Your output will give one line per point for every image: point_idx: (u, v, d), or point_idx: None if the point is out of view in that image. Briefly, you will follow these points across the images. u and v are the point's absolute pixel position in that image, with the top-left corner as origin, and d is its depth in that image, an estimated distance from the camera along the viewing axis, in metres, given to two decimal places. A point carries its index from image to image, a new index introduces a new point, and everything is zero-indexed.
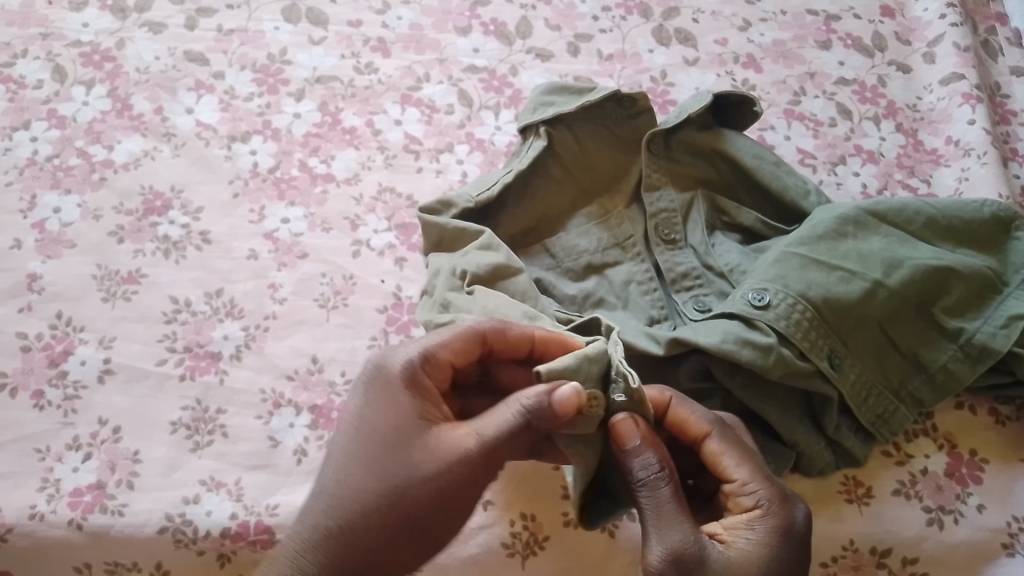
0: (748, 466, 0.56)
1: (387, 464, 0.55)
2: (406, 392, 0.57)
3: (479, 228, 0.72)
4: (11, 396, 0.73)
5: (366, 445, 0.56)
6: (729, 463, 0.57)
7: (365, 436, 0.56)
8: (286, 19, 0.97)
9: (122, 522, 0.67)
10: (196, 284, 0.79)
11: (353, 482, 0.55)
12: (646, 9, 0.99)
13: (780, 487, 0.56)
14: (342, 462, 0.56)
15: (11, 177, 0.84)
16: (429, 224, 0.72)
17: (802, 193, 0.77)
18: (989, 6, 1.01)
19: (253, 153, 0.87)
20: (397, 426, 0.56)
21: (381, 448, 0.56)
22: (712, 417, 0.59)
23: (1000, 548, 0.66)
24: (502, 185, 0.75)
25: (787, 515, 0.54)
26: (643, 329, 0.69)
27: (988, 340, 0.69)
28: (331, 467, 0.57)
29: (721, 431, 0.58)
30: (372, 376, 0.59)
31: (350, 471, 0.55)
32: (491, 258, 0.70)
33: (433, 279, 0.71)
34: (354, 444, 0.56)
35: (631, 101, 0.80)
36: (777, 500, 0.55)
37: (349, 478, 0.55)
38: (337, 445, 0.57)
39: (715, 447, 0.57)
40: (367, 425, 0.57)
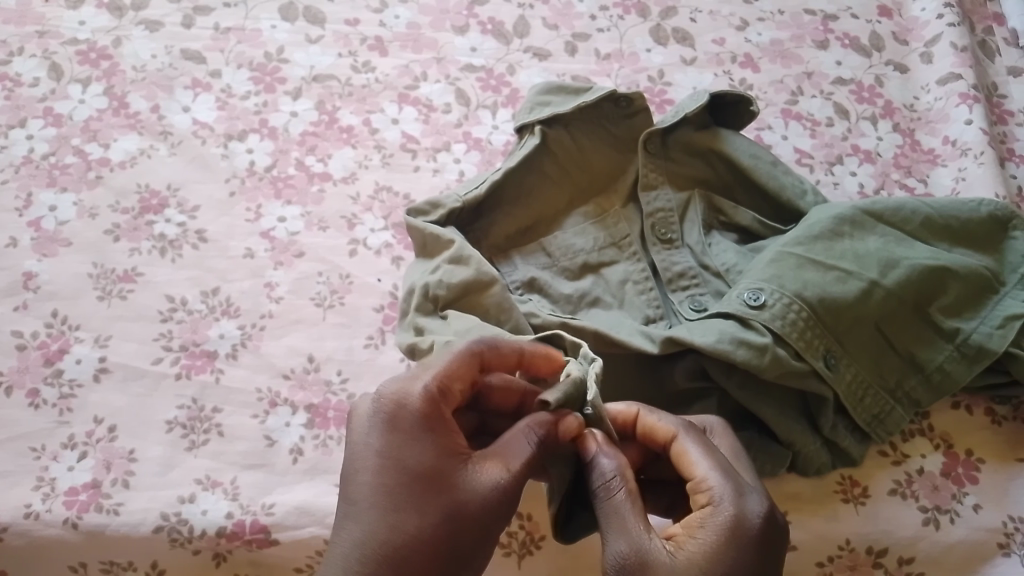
0: (708, 462, 0.54)
1: (427, 507, 0.51)
2: (432, 427, 0.53)
3: (453, 236, 0.71)
4: (6, 395, 0.72)
5: (397, 483, 0.51)
6: (692, 460, 0.55)
7: (396, 477, 0.52)
8: (283, 17, 0.96)
9: (118, 521, 0.66)
10: (192, 283, 0.79)
11: (392, 532, 0.50)
12: (644, 8, 0.99)
13: (738, 483, 0.52)
14: (376, 508, 0.51)
15: (7, 175, 0.84)
16: (412, 228, 0.73)
17: (799, 193, 0.77)
18: (987, 7, 1.01)
19: (249, 152, 0.87)
20: (430, 464, 0.52)
21: (417, 492, 0.51)
22: (678, 420, 0.57)
23: (996, 548, 0.66)
24: (491, 184, 0.75)
25: (738, 511, 0.51)
26: (639, 327, 0.69)
27: (985, 340, 0.69)
28: (363, 517, 0.51)
29: (688, 430, 0.57)
30: (385, 409, 0.53)
31: (386, 518, 0.51)
32: (462, 273, 0.69)
33: (407, 297, 0.71)
34: (388, 487, 0.51)
35: (628, 100, 0.80)
36: (732, 497, 0.52)
37: (390, 528, 0.50)
38: (361, 491, 0.52)
39: (682, 444, 0.56)
40: (396, 465, 0.52)
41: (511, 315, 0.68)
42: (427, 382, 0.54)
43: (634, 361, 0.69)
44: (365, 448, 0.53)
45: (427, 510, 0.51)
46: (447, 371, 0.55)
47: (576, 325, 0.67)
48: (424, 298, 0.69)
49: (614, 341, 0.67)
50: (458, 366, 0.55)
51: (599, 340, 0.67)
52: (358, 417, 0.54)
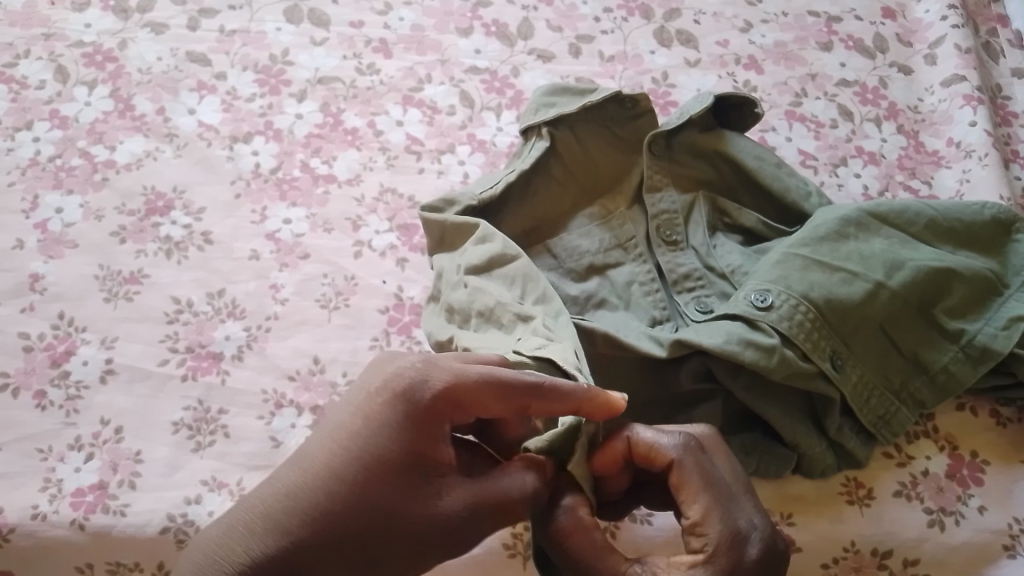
0: (707, 501, 0.51)
1: (349, 488, 0.49)
2: (420, 423, 0.50)
3: (476, 220, 0.72)
4: (13, 396, 0.73)
5: (357, 462, 0.50)
6: (687, 497, 0.51)
7: (346, 438, 0.50)
8: (288, 20, 0.97)
9: (124, 522, 0.67)
10: (198, 284, 0.79)
11: (307, 482, 0.50)
12: (648, 10, 1.00)
13: (735, 528, 0.50)
14: (317, 447, 0.51)
15: (14, 177, 0.84)
16: (430, 223, 0.73)
17: (803, 194, 0.78)
18: (990, 8, 1.01)
19: (254, 154, 0.87)
20: (398, 458, 0.50)
21: (352, 466, 0.49)
22: (676, 441, 0.53)
23: (1001, 549, 0.66)
24: (505, 184, 0.75)
25: (732, 562, 0.49)
26: (646, 330, 0.69)
27: (989, 341, 0.69)
28: (312, 478, 0.50)
29: (687, 460, 0.52)
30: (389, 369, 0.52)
31: (314, 467, 0.50)
32: (487, 249, 0.70)
33: (438, 282, 0.72)
34: (334, 441, 0.51)
35: (633, 101, 0.81)
36: (726, 545, 0.49)
37: (309, 478, 0.50)
38: (325, 451, 0.50)
39: (677, 478, 0.52)
40: (356, 420, 0.51)
41: (537, 284, 0.67)
42: (445, 382, 0.50)
43: (640, 364, 0.69)
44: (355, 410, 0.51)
45: (347, 486, 0.49)
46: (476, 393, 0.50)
47: (587, 326, 0.67)
48: (455, 282, 0.70)
49: (621, 344, 0.67)
50: (493, 395, 0.51)
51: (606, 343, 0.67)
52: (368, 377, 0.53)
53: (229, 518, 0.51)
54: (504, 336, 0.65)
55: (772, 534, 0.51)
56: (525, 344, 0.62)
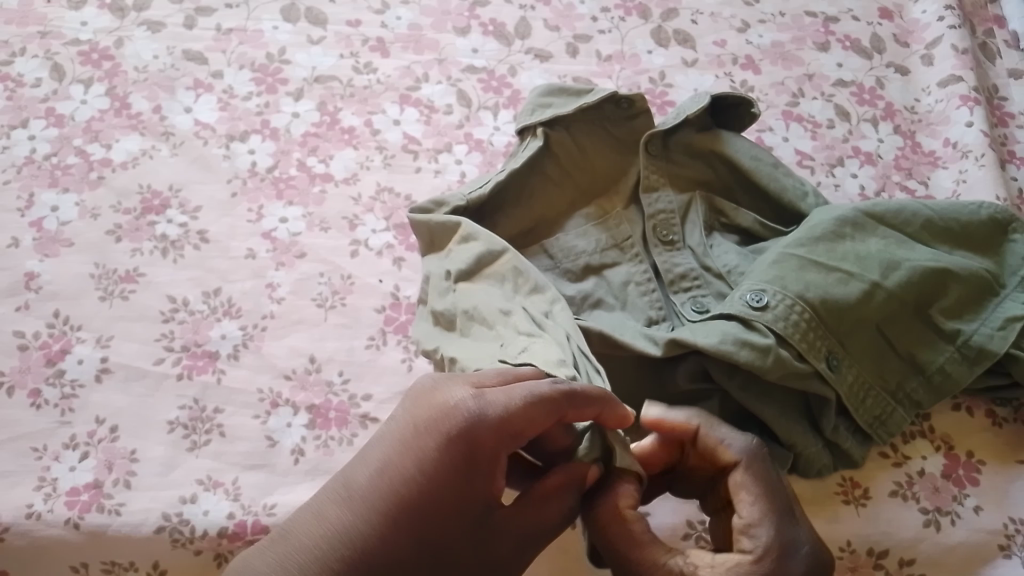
0: (762, 505, 0.54)
1: (406, 526, 0.48)
2: (476, 460, 0.50)
3: (459, 219, 0.71)
4: (8, 395, 0.72)
5: (413, 500, 0.49)
6: (745, 497, 0.55)
7: (399, 471, 0.50)
8: (285, 18, 0.97)
9: (120, 521, 0.67)
10: (194, 283, 0.79)
11: (356, 519, 0.48)
12: (645, 10, 1.00)
13: (788, 535, 0.53)
14: (363, 480, 0.50)
15: (9, 176, 0.84)
16: (419, 224, 0.72)
17: (800, 194, 0.77)
18: (987, 9, 1.01)
19: (251, 153, 0.87)
20: (453, 497, 0.50)
21: (407, 505, 0.49)
22: (745, 444, 0.56)
23: (997, 549, 0.66)
24: (496, 184, 0.75)
25: (782, 567, 0.51)
26: (641, 331, 0.69)
27: (985, 341, 0.69)
28: (365, 518, 0.48)
29: (753, 464, 0.56)
30: (440, 399, 0.52)
31: (365, 508, 0.49)
32: (473, 248, 0.69)
33: (427, 286, 0.71)
34: (383, 473, 0.50)
35: (629, 102, 0.80)
36: (774, 550, 0.52)
37: (358, 516, 0.48)
38: (377, 489, 0.49)
39: (739, 478, 0.56)
40: (407, 452, 0.50)
41: (528, 277, 0.67)
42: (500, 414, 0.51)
43: (636, 364, 0.69)
44: (406, 447, 0.50)
45: (402, 524, 0.48)
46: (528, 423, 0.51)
47: (584, 325, 0.67)
48: (445, 289, 0.69)
49: (618, 343, 0.67)
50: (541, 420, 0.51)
51: (603, 342, 0.67)
52: (414, 412, 0.52)
53: (260, 555, 0.48)
54: (489, 339, 0.64)
55: (819, 551, 0.53)
56: (510, 349, 0.62)
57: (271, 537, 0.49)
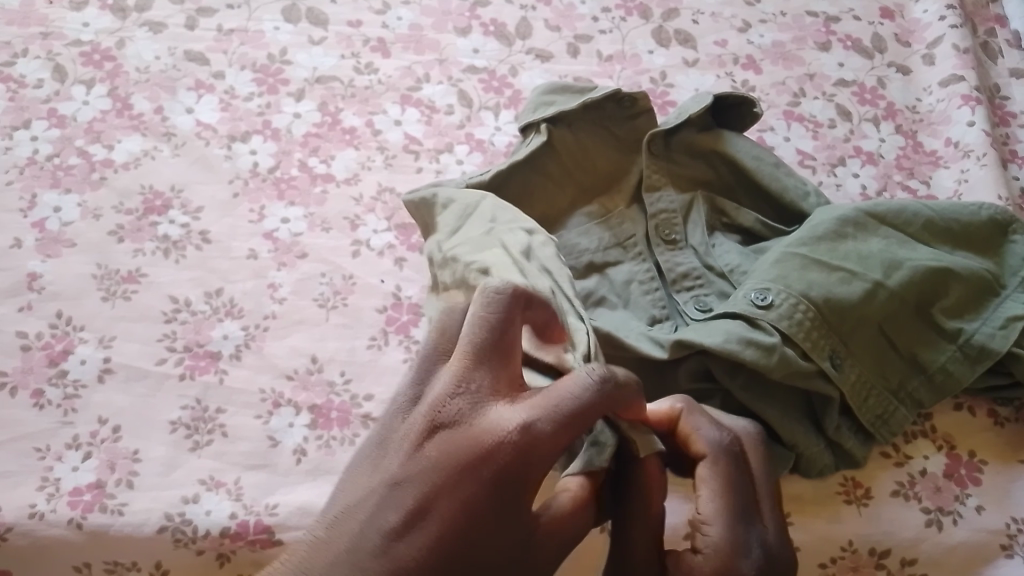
0: (718, 503, 0.54)
1: (443, 552, 0.47)
2: (512, 479, 0.48)
3: (432, 191, 0.76)
4: (10, 395, 0.73)
5: (448, 523, 0.47)
6: (705, 494, 0.55)
7: (440, 506, 0.47)
8: (286, 19, 0.97)
9: (122, 521, 0.67)
10: (196, 283, 0.79)
11: (397, 559, 0.46)
12: (646, 10, 1.00)
13: (741, 536, 0.53)
14: (399, 517, 0.47)
15: (11, 176, 0.84)
16: (411, 203, 0.76)
17: (802, 194, 0.78)
18: (989, 8, 1.02)
19: (253, 153, 0.87)
20: (491, 516, 0.47)
21: (442, 527, 0.47)
22: (715, 441, 0.56)
23: (999, 549, 0.66)
24: (494, 174, 0.77)
25: (731, 566, 0.52)
26: (645, 331, 0.69)
27: (987, 340, 0.69)
28: (400, 538, 0.47)
29: (719, 460, 0.56)
30: (477, 423, 0.49)
31: (400, 529, 0.47)
32: (454, 207, 0.73)
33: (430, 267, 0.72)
34: (422, 508, 0.47)
35: (631, 101, 0.81)
36: (724, 548, 0.53)
37: (400, 557, 0.46)
38: (411, 510, 0.47)
39: (702, 473, 0.56)
40: (446, 482, 0.48)
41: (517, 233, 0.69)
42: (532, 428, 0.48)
43: (638, 365, 0.69)
44: (441, 466, 0.48)
45: (437, 546, 0.47)
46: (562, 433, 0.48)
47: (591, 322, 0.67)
48: (441, 261, 0.70)
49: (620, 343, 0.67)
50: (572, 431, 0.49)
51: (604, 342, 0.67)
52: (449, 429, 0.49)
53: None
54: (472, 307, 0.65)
55: (775, 553, 0.54)
56: None
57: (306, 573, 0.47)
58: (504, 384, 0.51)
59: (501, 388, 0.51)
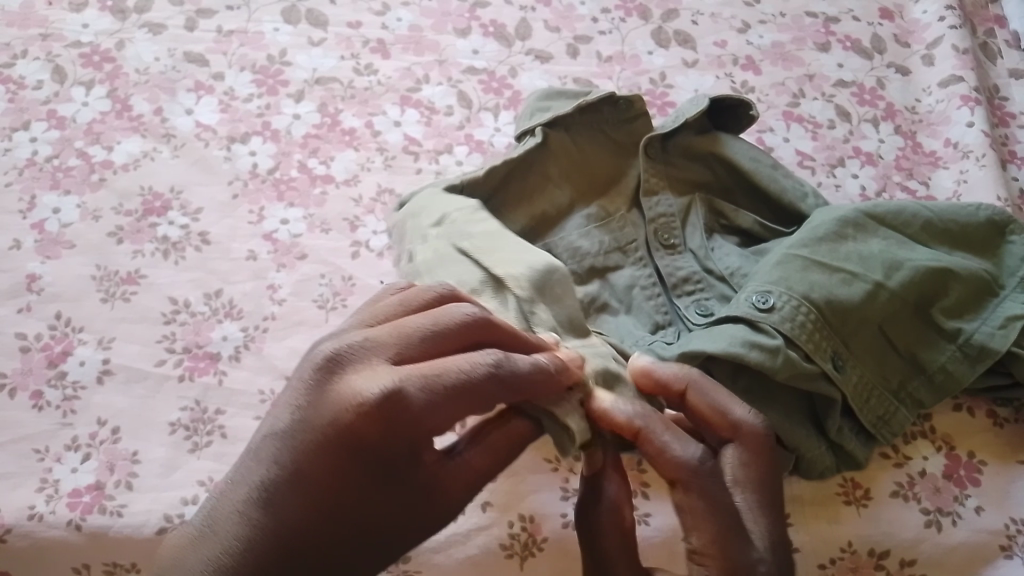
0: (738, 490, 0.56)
1: (316, 496, 0.48)
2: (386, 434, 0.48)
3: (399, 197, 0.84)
4: (10, 397, 0.73)
5: (321, 470, 0.49)
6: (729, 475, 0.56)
7: (311, 461, 0.49)
8: (286, 20, 0.97)
9: (121, 522, 0.67)
10: (195, 285, 0.79)
11: (275, 505, 0.48)
12: (645, 11, 1.00)
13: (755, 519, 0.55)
14: (275, 477, 0.49)
15: (11, 178, 0.84)
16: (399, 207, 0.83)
17: (800, 196, 0.77)
18: (988, 9, 1.02)
19: (252, 154, 0.87)
20: (364, 465, 0.49)
21: (318, 470, 0.49)
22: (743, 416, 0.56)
23: (998, 549, 0.66)
24: (494, 167, 0.77)
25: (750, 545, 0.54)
26: (651, 345, 0.69)
27: (987, 340, 0.69)
28: (279, 481, 0.49)
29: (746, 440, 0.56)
30: (347, 379, 0.50)
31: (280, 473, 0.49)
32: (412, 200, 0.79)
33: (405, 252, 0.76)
34: (292, 468, 0.49)
35: (627, 103, 0.81)
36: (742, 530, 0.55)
37: (275, 517, 0.48)
38: (290, 454, 0.49)
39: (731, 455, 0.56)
40: (313, 444, 0.49)
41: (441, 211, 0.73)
42: (414, 385, 0.48)
43: None
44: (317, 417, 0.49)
45: (313, 490, 0.48)
46: (441, 394, 0.49)
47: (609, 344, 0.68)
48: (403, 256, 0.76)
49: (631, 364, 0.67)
50: (457, 394, 0.49)
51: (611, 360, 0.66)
52: (328, 380, 0.50)
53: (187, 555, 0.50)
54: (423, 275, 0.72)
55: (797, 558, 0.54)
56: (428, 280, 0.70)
57: (197, 531, 0.50)
58: (393, 339, 0.51)
59: (388, 345, 0.51)
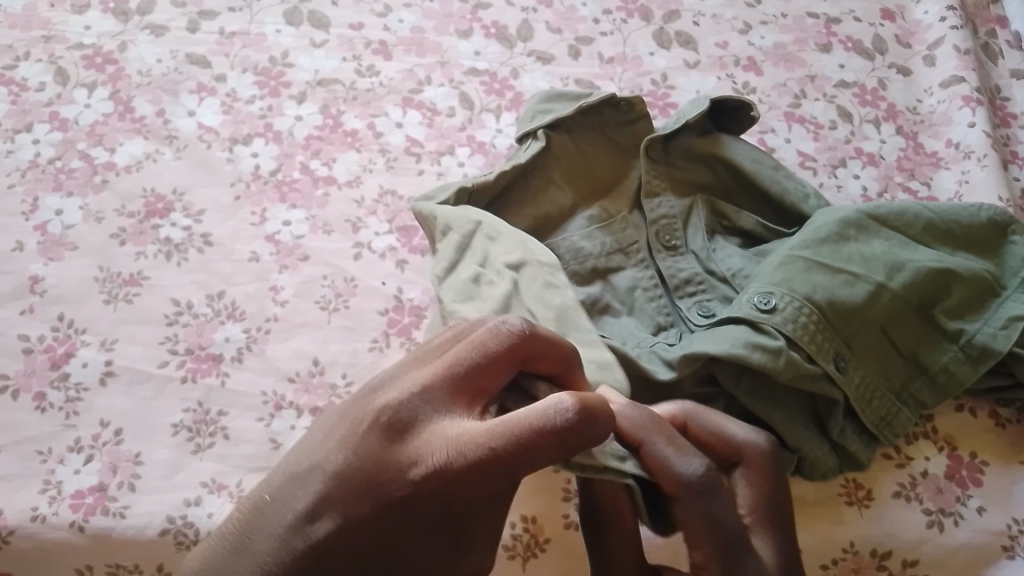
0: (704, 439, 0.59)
1: (369, 543, 0.47)
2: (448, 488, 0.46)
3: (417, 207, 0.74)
4: (13, 398, 0.73)
5: (376, 518, 0.47)
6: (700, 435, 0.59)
7: (368, 505, 0.47)
8: (288, 22, 0.97)
9: (125, 523, 0.67)
10: (198, 286, 0.79)
11: (321, 545, 0.46)
12: (647, 12, 1.00)
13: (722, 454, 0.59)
14: (323, 518, 0.47)
15: (13, 180, 0.84)
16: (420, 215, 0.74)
17: (802, 196, 0.77)
18: (989, 10, 1.02)
19: (254, 156, 0.87)
20: (424, 518, 0.47)
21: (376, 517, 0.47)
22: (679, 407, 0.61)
23: (1001, 550, 0.66)
24: (500, 173, 0.76)
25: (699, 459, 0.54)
26: (654, 347, 0.69)
27: (989, 340, 0.69)
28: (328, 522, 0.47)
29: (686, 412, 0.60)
30: (408, 431, 0.48)
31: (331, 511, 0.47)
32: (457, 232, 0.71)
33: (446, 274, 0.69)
34: (347, 509, 0.47)
35: (629, 105, 0.81)
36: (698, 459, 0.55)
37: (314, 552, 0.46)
38: (345, 496, 0.47)
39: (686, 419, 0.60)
40: (364, 494, 0.47)
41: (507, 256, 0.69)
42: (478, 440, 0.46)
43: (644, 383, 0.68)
44: (382, 460, 0.47)
45: (366, 538, 0.47)
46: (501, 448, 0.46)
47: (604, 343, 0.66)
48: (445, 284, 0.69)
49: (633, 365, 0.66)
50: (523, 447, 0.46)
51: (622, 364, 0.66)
52: (392, 421, 0.49)
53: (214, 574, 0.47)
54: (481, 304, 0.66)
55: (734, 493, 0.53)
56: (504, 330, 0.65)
57: (225, 551, 0.48)
58: (448, 383, 0.50)
59: (443, 386, 0.50)
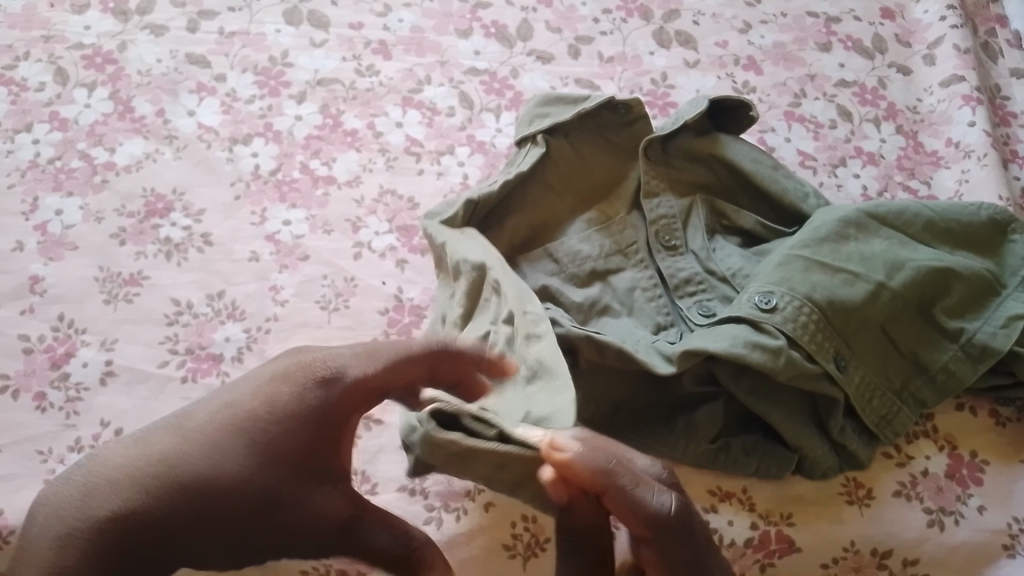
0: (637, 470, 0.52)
1: (251, 461, 0.54)
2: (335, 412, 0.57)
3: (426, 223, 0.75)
4: (13, 398, 0.73)
5: (268, 434, 0.55)
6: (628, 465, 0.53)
7: (264, 430, 0.55)
8: (287, 22, 0.97)
9: None
10: (198, 286, 0.79)
11: (219, 461, 0.54)
12: (646, 12, 1.00)
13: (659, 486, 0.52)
14: (224, 441, 0.55)
15: (13, 180, 0.84)
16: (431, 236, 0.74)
17: (801, 196, 0.78)
18: (989, 9, 1.01)
19: (254, 156, 0.87)
20: (309, 440, 0.56)
21: (264, 443, 0.55)
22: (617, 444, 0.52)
23: (1001, 549, 0.66)
24: (501, 185, 0.76)
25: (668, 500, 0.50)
26: (653, 343, 0.68)
27: (989, 339, 0.69)
28: (225, 445, 0.54)
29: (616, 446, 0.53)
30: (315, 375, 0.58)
31: (228, 440, 0.55)
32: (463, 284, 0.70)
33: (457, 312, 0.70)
34: (244, 434, 0.55)
35: (626, 108, 0.81)
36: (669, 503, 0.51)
37: (212, 466, 0.54)
38: (250, 422, 0.55)
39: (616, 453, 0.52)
40: (261, 420, 0.55)
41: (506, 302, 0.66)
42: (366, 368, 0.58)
43: (643, 378, 0.69)
44: (287, 396, 0.56)
45: (253, 456, 0.54)
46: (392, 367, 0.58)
47: (601, 340, 0.65)
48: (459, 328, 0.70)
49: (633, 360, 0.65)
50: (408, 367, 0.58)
51: (620, 358, 0.65)
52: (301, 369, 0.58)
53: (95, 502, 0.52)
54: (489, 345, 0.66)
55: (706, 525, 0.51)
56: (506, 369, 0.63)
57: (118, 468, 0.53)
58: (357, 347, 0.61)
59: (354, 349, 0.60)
